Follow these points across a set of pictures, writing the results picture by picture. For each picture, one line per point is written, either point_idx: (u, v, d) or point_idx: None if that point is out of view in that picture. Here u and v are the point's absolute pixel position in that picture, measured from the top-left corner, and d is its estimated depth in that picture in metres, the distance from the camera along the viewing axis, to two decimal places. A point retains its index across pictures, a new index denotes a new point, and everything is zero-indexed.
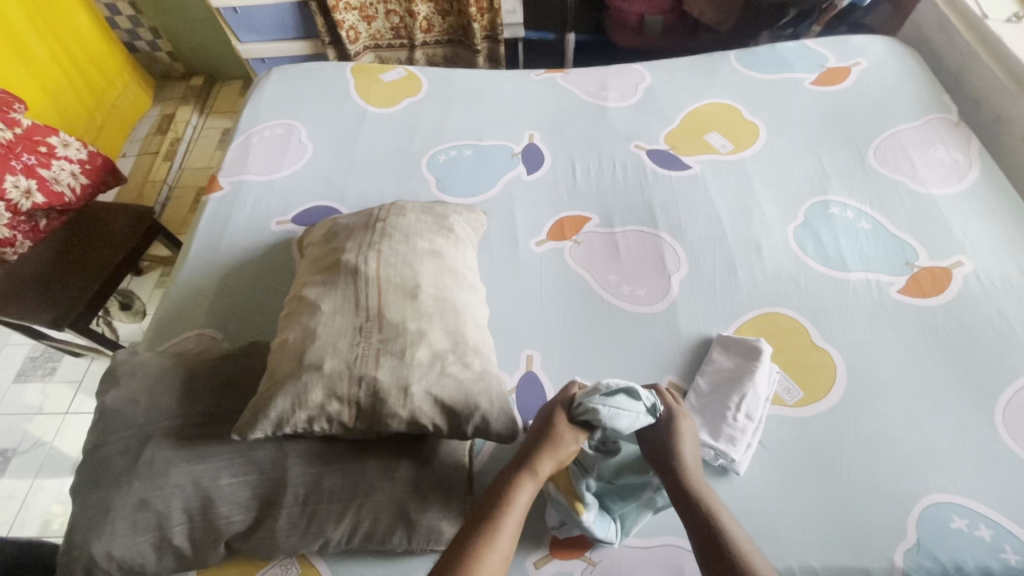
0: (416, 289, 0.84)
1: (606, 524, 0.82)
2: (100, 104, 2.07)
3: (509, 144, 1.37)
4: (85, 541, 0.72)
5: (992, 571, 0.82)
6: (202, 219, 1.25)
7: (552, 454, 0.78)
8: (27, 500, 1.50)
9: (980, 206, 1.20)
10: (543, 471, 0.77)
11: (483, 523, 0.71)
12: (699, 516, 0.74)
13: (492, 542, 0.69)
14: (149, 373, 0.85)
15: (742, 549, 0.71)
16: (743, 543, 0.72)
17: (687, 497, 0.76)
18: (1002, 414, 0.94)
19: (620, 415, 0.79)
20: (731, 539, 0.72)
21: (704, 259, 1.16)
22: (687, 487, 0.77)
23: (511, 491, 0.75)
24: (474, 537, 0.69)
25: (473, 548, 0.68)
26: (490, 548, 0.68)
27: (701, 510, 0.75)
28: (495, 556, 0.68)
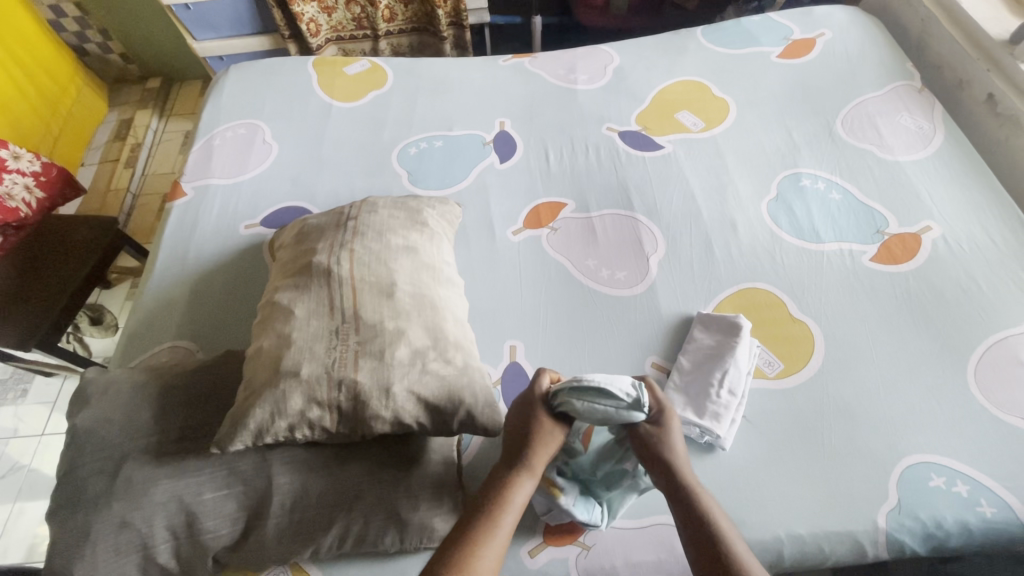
0: (391, 287, 0.83)
1: (589, 507, 0.84)
2: (54, 116, 1.98)
3: (480, 133, 1.35)
4: (66, 567, 0.70)
5: (971, 525, 0.84)
6: (167, 227, 1.20)
7: (545, 449, 0.78)
8: (8, 526, 1.45)
9: (946, 171, 1.22)
10: (538, 466, 0.77)
11: (477, 521, 0.70)
12: (694, 513, 0.73)
13: (485, 540, 0.68)
14: (121, 391, 0.82)
15: (737, 548, 0.69)
16: (738, 542, 0.71)
17: (683, 493, 0.76)
18: (974, 373, 0.97)
19: (596, 409, 0.78)
20: (725, 537, 0.71)
21: (681, 238, 1.16)
22: (683, 481, 0.77)
23: (503, 488, 0.74)
24: (467, 535, 0.68)
25: (466, 547, 0.67)
26: (483, 546, 0.67)
27: (697, 504, 0.74)
28: (489, 554, 0.67)
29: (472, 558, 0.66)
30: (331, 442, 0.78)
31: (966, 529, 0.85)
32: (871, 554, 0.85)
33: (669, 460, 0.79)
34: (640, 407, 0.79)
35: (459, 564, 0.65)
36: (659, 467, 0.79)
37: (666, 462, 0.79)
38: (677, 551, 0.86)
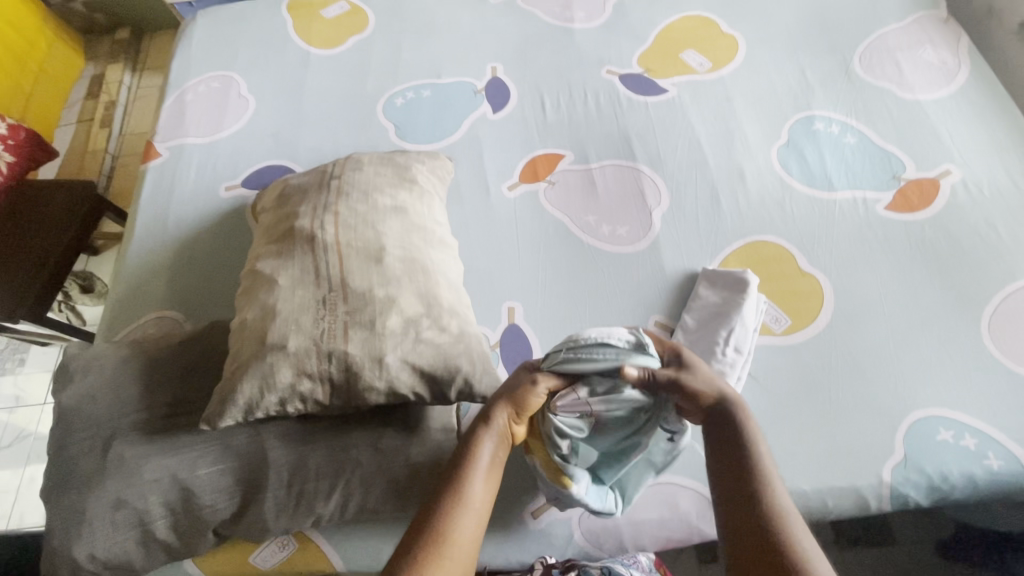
0: (380, 251, 0.78)
1: (602, 494, 0.80)
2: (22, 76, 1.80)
3: (471, 80, 1.25)
4: (65, 546, 0.70)
5: (977, 478, 0.84)
6: (143, 191, 1.14)
7: (505, 402, 0.73)
8: (21, 492, 1.47)
9: (969, 110, 1.14)
10: (499, 420, 0.72)
11: (453, 481, 0.68)
12: (736, 462, 0.68)
13: (463, 503, 0.66)
14: (105, 367, 0.79)
15: (777, 503, 0.64)
16: (779, 497, 0.65)
17: (733, 442, 0.70)
18: (988, 325, 0.93)
19: (595, 360, 0.73)
20: (765, 488, 0.66)
21: (686, 190, 1.10)
22: (734, 428, 0.70)
23: (477, 448, 0.71)
24: (443, 497, 0.67)
25: (442, 512, 0.65)
26: (460, 511, 0.66)
27: (745, 451, 0.69)
28: (468, 517, 0.66)
29: (449, 523, 0.65)
30: (326, 413, 0.76)
31: (971, 482, 0.84)
32: (874, 508, 0.85)
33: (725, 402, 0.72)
34: (643, 350, 0.75)
35: (436, 529, 0.64)
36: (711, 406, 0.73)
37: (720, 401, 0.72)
38: (678, 508, 0.86)
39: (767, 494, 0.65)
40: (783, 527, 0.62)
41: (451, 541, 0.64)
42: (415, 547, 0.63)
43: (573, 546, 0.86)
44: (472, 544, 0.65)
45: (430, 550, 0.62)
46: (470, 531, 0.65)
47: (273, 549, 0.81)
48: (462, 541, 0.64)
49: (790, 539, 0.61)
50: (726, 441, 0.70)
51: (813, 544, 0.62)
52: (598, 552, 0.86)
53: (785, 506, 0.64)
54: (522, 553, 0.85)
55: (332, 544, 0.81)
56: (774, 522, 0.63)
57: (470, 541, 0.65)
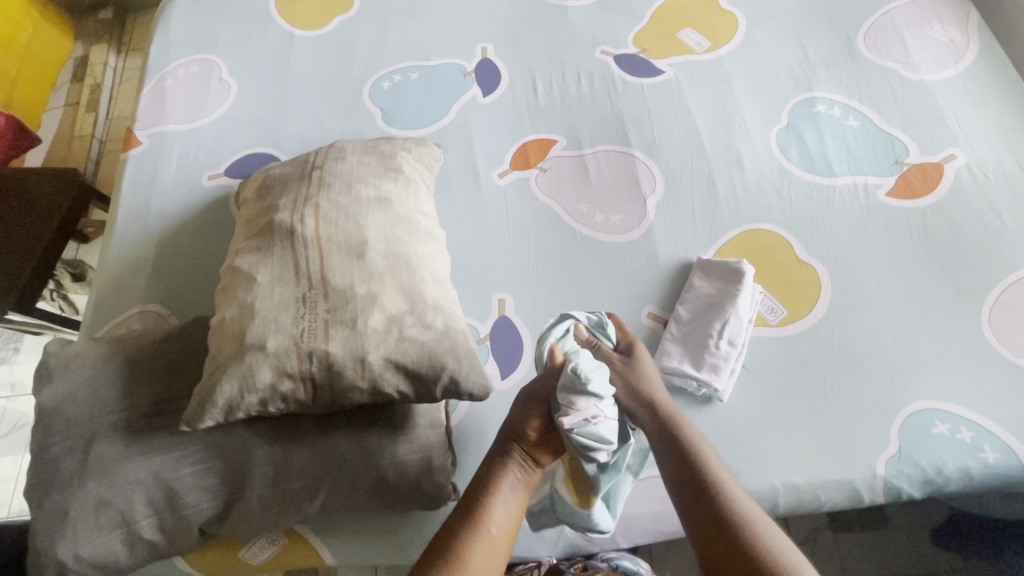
0: (362, 246, 0.76)
1: (600, 508, 0.76)
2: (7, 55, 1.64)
3: (460, 62, 1.21)
4: (49, 547, 0.69)
5: (972, 471, 0.83)
6: (124, 180, 1.10)
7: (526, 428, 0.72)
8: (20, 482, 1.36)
9: (976, 91, 1.10)
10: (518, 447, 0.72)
11: (471, 509, 0.67)
12: (691, 473, 0.69)
13: (482, 533, 0.65)
14: (85, 365, 0.77)
15: (738, 505, 0.66)
16: (736, 497, 0.67)
17: (681, 450, 0.71)
18: (988, 315, 0.91)
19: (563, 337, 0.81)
20: (722, 492, 0.67)
21: (682, 176, 1.07)
22: (680, 438, 0.72)
23: (498, 475, 0.70)
24: (462, 523, 0.65)
25: (459, 540, 0.64)
26: (478, 539, 0.64)
27: (695, 459, 0.70)
28: (486, 545, 0.65)
29: (466, 551, 0.63)
30: (310, 411, 0.75)
31: (967, 476, 0.83)
32: (868, 500, 0.84)
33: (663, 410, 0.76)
34: (603, 326, 0.84)
35: (453, 557, 0.63)
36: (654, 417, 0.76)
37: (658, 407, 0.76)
38: (670, 501, 0.85)
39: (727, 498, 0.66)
40: (750, 528, 0.64)
41: (467, 568, 0.63)
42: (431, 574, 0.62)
43: (564, 540, 0.85)
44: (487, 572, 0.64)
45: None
46: (486, 558, 0.64)
47: (261, 545, 0.80)
48: (476, 570, 0.63)
49: (752, 532, 0.63)
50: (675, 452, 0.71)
51: (770, 528, 0.64)
52: (589, 544, 0.86)
53: (746, 506, 0.66)
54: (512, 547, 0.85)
55: (322, 540, 0.81)
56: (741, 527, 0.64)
57: (486, 570, 0.64)
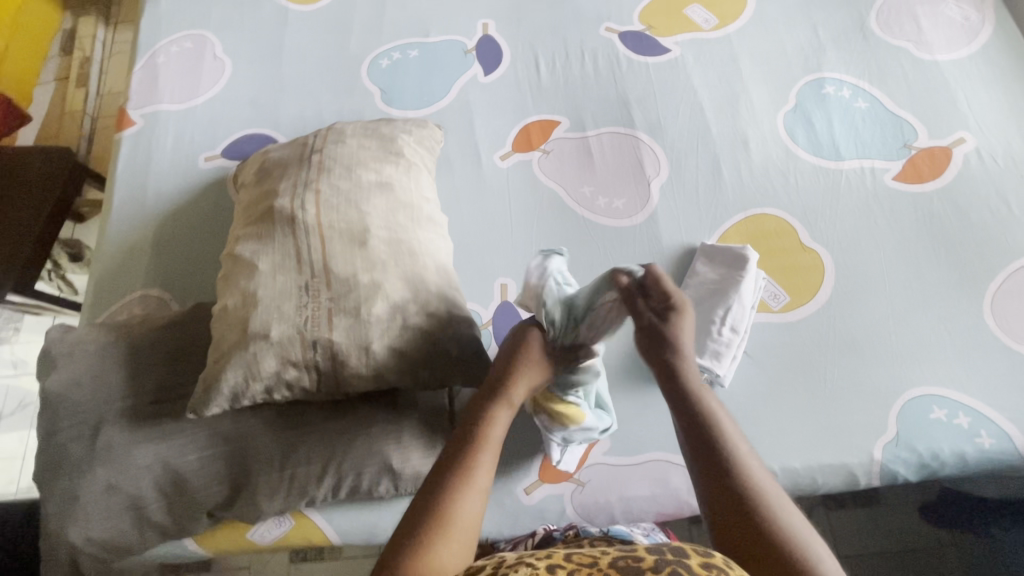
0: (365, 233, 0.75)
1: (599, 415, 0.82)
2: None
3: (461, 39, 1.17)
4: (62, 529, 0.70)
5: (967, 456, 0.84)
6: (119, 161, 1.08)
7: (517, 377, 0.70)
8: (28, 458, 1.37)
9: (988, 72, 1.08)
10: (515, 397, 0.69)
11: (458, 458, 0.63)
12: (709, 447, 0.64)
13: (471, 481, 0.61)
14: (88, 352, 0.77)
15: (756, 484, 0.62)
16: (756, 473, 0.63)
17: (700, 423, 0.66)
18: (991, 302, 0.92)
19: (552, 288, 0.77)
20: (742, 469, 0.63)
21: (687, 159, 1.05)
22: (702, 408, 0.67)
23: (484, 423, 0.66)
24: (450, 474, 0.62)
25: (448, 491, 0.60)
26: (467, 489, 0.61)
27: (715, 432, 0.65)
28: (475, 495, 0.61)
29: (455, 503, 0.60)
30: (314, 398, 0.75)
31: (962, 460, 0.84)
32: (863, 483, 0.85)
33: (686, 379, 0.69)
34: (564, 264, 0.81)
35: (441, 510, 0.59)
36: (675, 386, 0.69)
37: (681, 376, 0.69)
38: (670, 485, 0.87)
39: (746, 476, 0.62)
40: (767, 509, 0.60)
41: (456, 520, 0.59)
42: (421, 530, 0.58)
43: (565, 520, 0.87)
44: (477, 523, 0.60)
45: (434, 533, 0.57)
46: (475, 510, 0.60)
47: (269, 526, 0.82)
48: (466, 521, 0.59)
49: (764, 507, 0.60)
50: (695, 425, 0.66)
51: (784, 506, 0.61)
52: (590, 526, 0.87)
53: (764, 485, 0.62)
54: (514, 527, 0.87)
55: (328, 521, 0.82)
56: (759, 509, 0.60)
57: (476, 521, 0.60)
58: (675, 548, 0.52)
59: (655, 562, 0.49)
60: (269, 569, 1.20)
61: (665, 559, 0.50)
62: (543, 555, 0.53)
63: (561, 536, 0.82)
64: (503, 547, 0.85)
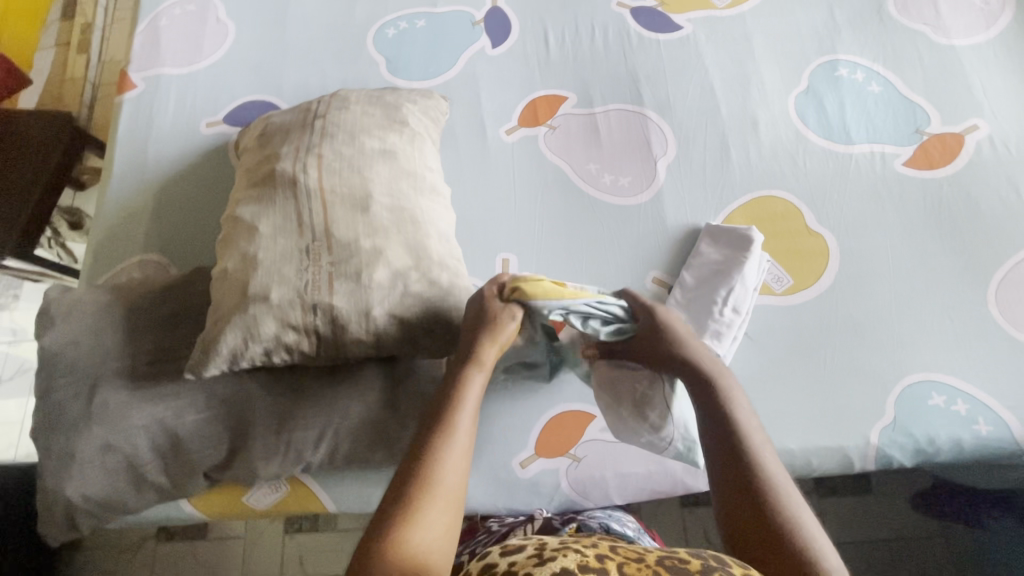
0: (367, 200, 0.74)
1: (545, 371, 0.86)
2: None
3: (469, 10, 1.15)
4: (57, 485, 0.70)
5: (964, 442, 0.84)
6: (119, 124, 1.06)
7: (492, 338, 0.67)
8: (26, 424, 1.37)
9: (1005, 58, 1.06)
10: (486, 360, 0.67)
11: (438, 426, 0.61)
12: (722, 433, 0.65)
13: (449, 443, 0.59)
14: (86, 311, 0.76)
15: (770, 478, 0.61)
16: (772, 468, 0.62)
17: (722, 422, 0.66)
18: (995, 291, 0.91)
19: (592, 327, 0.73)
20: (757, 462, 0.62)
21: (695, 139, 1.03)
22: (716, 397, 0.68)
23: (460, 390, 0.64)
24: (428, 442, 0.59)
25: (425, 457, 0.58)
26: (446, 451, 0.59)
27: (731, 422, 0.65)
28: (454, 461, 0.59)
29: (435, 466, 0.58)
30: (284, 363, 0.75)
31: (958, 446, 0.84)
32: (858, 466, 0.86)
33: (701, 369, 0.70)
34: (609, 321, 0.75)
35: (421, 476, 0.57)
36: (693, 377, 0.70)
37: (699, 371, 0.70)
38: (666, 462, 0.87)
39: (765, 475, 0.61)
40: (777, 504, 0.59)
41: (439, 483, 0.57)
42: (404, 496, 0.55)
43: (560, 494, 0.87)
44: (461, 484, 0.58)
45: (418, 497, 0.56)
46: (455, 470, 0.58)
47: (265, 491, 0.82)
48: (449, 480, 0.57)
49: (776, 494, 0.60)
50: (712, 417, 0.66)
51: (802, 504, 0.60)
52: (585, 500, 0.88)
53: (775, 471, 0.62)
54: (510, 500, 0.87)
55: (323, 487, 0.83)
56: (770, 501, 0.59)
57: (457, 482, 0.58)
58: (717, 556, 0.50)
59: (701, 566, 0.47)
60: (266, 537, 1.22)
61: (712, 563, 0.48)
62: (585, 542, 0.50)
63: (562, 528, 0.82)
64: (496, 527, 0.84)
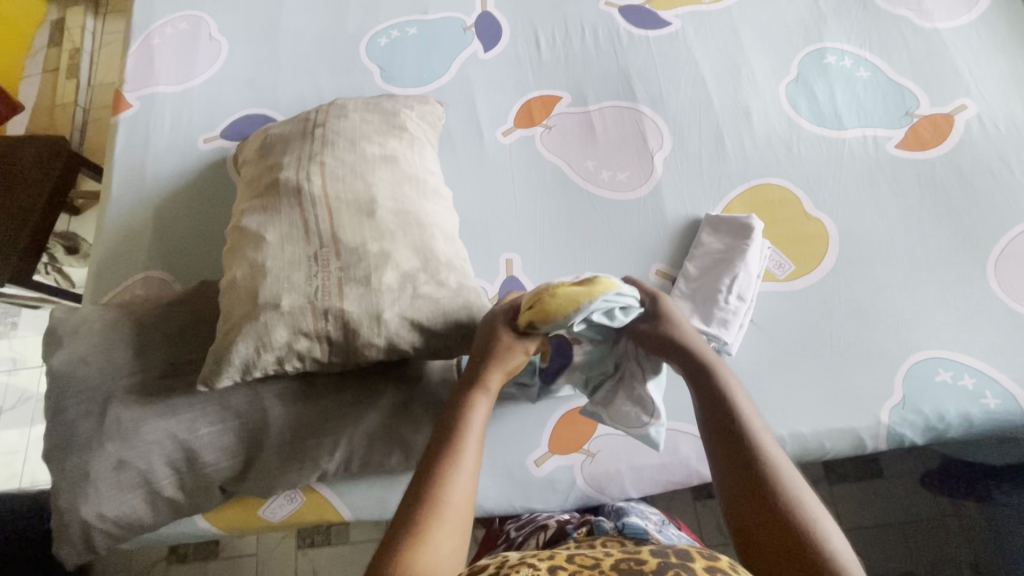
0: (372, 205, 0.74)
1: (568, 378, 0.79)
2: None
3: (460, 16, 1.16)
4: (72, 506, 0.70)
5: (973, 416, 0.85)
6: (116, 143, 1.06)
7: (498, 365, 0.67)
8: (31, 451, 1.36)
9: (988, 38, 1.09)
10: (494, 385, 0.66)
11: (441, 450, 0.60)
12: (721, 418, 0.64)
13: (455, 467, 0.59)
14: (94, 329, 0.76)
15: (771, 462, 0.60)
16: (771, 449, 0.62)
17: (722, 408, 0.65)
18: (994, 266, 0.92)
19: (608, 307, 0.67)
20: (756, 444, 0.62)
21: (689, 131, 1.05)
22: (712, 380, 0.67)
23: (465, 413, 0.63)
24: (432, 466, 0.59)
25: (435, 479, 0.57)
26: (455, 473, 0.58)
27: (729, 405, 0.65)
28: (461, 482, 0.58)
29: (441, 489, 0.57)
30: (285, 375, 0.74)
31: (968, 421, 0.85)
32: (871, 447, 0.86)
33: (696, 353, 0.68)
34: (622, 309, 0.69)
35: (431, 495, 0.56)
36: (688, 361, 0.68)
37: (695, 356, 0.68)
38: (679, 453, 0.87)
39: (766, 458, 0.61)
40: (775, 488, 0.59)
41: (446, 505, 0.56)
42: (407, 521, 0.55)
43: (576, 491, 0.87)
44: (467, 506, 0.58)
45: (422, 523, 0.55)
46: (465, 491, 0.58)
47: (281, 502, 0.82)
48: (456, 504, 0.57)
49: (779, 475, 0.60)
50: (712, 402, 0.65)
51: (803, 484, 0.60)
52: (602, 496, 0.88)
53: (776, 452, 0.62)
54: (526, 499, 0.87)
55: (338, 496, 0.82)
56: (771, 486, 0.59)
57: (464, 505, 0.57)
58: (679, 551, 0.51)
59: (658, 566, 0.48)
60: (280, 553, 1.21)
61: (671, 560, 0.49)
62: (544, 555, 0.51)
63: (573, 532, 0.78)
64: (514, 536, 0.83)
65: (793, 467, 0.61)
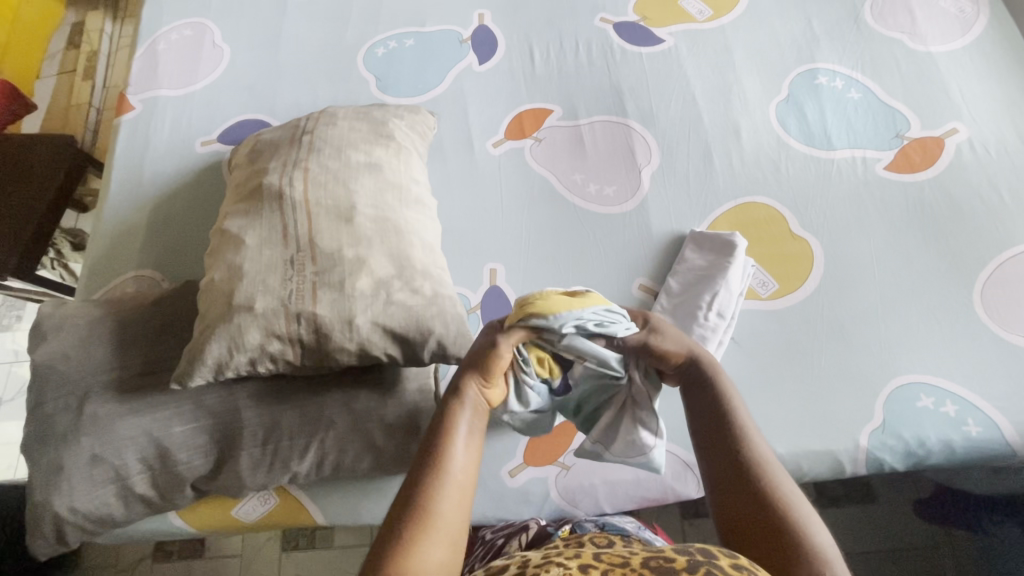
0: (351, 211, 0.76)
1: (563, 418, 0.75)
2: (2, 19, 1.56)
3: (457, 29, 1.18)
4: (45, 499, 0.71)
5: (954, 443, 0.83)
6: (117, 145, 1.09)
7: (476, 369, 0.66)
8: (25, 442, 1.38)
9: (982, 63, 1.08)
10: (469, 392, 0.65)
11: (431, 457, 0.60)
12: (716, 426, 0.64)
13: (445, 475, 0.58)
14: (78, 325, 0.78)
15: (763, 471, 0.60)
16: (766, 458, 0.61)
17: (716, 417, 0.64)
18: (981, 291, 0.91)
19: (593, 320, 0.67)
20: (750, 452, 0.61)
21: (678, 147, 1.05)
22: (710, 388, 0.66)
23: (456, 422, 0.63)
24: (422, 474, 0.58)
25: (426, 485, 0.57)
26: (444, 482, 0.58)
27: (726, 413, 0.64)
28: (451, 491, 0.58)
29: (430, 497, 0.57)
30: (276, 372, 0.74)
31: (949, 448, 0.84)
32: (849, 470, 0.85)
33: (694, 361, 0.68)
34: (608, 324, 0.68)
35: (421, 502, 0.56)
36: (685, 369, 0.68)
37: (693, 365, 0.68)
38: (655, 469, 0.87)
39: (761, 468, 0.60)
40: (767, 498, 0.58)
41: (435, 513, 0.56)
42: (397, 527, 0.55)
43: (549, 503, 0.87)
44: (456, 515, 0.57)
45: (411, 531, 0.54)
46: (454, 500, 0.58)
47: (254, 503, 0.82)
48: (445, 513, 0.56)
49: (773, 485, 0.59)
50: (708, 409, 0.65)
51: (796, 493, 0.59)
52: (575, 510, 0.87)
53: (772, 462, 0.61)
54: (499, 510, 0.87)
55: (311, 498, 0.83)
56: (765, 496, 0.58)
57: (454, 515, 0.57)
58: (702, 548, 0.50)
59: (688, 564, 0.47)
60: (260, 554, 1.21)
61: (698, 559, 0.48)
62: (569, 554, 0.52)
63: (555, 532, 0.81)
64: (490, 539, 0.83)
65: (787, 476, 0.60)
